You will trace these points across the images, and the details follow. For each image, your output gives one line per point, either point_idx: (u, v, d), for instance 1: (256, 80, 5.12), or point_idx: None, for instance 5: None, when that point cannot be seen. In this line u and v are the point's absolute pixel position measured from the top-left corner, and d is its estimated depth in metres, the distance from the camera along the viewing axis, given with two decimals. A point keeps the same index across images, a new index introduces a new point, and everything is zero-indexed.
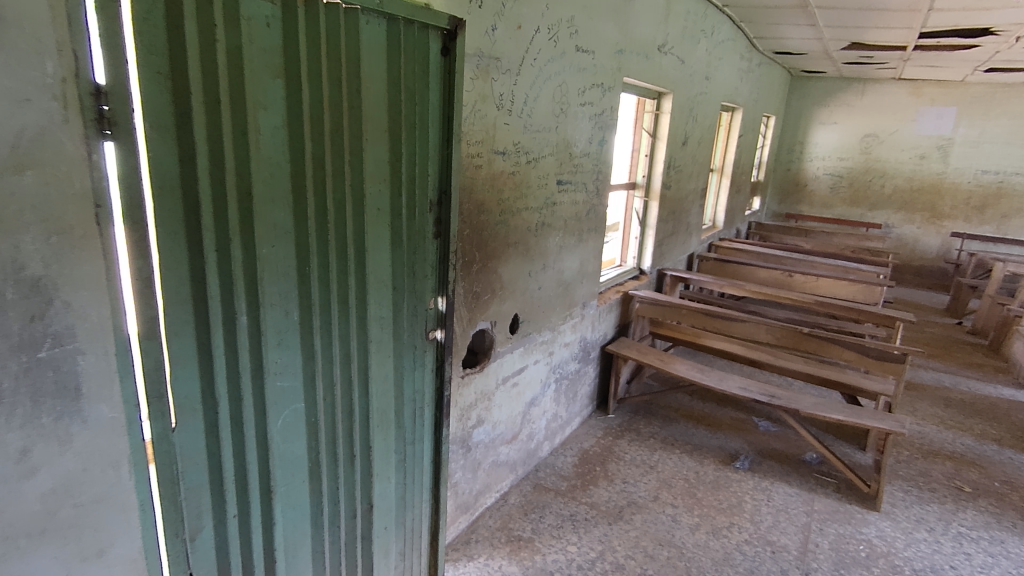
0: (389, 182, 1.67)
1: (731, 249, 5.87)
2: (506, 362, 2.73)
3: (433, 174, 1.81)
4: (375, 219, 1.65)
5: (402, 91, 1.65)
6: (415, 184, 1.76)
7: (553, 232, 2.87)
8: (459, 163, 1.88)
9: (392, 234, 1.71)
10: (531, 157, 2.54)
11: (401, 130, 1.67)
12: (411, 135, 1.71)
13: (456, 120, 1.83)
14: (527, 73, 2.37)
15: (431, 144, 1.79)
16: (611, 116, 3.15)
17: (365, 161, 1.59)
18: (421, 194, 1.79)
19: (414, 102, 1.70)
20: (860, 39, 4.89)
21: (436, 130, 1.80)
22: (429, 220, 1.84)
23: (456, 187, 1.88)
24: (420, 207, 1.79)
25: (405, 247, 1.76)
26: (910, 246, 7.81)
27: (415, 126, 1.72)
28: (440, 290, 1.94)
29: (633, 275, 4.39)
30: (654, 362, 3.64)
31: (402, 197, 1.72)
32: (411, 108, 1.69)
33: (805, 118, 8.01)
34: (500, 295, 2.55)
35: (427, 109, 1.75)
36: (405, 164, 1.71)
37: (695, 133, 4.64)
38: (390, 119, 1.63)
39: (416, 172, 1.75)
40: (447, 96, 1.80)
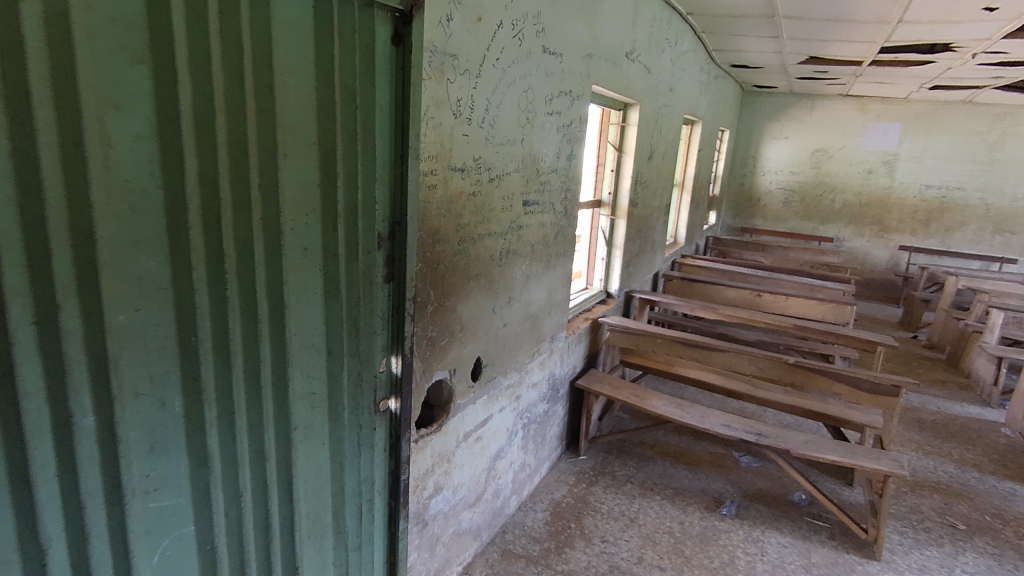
0: (319, 214, 1.22)
1: (694, 266, 5.67)
2: (468, 416, 2.31)
3: (384, 201, 1.37)
4: (300, 265, 1.20)
5: (337, 89, 1.21)
6: (360, 214, 1.31)
7: (519, 259, 2.48)
8: (418, 185, 1.44)
9: (325, 283, 1.26)
10: (495, 175, 2.15)
11: (335, 142, 1.22)
12: (352, 147, 1.26)
13: (414, 130, 1.40)
14: (488, 75, 1.98)
15: (381, 160, 1.34)
16: (579, 128, 2.81)
17: (283, 185, 1.14)
18: (368, 227, 1.34)
19: (356, 103, 1.25)
20: (820, 52, 4.80)
21: (387, 142, 1.35)
22: (378, 262, 1.39)
23: (414, 216, 1.44)
24: (367, 245, 1.35)
25: (344, 299, 1.32)
26: (861, 259, 7.94)
27: (359, 137, 1.27)
28: (393, 349, 1.50)
29: (600, 299, 4.08)
30: (628, 397, 3.30)
31: (340, 233, 1.27)
32: (351, 112, 1.25)
33: (757, 132, 8.04)
34: (460, 338, 2.14)
35: (376, 114, 1.30)
36: (344, 188, 1.26)
37: (660, 147, 4.40)
38: (320, 127, 1.19)
39: (360, 198, 1.30)
40: (401, 98, 1.36)
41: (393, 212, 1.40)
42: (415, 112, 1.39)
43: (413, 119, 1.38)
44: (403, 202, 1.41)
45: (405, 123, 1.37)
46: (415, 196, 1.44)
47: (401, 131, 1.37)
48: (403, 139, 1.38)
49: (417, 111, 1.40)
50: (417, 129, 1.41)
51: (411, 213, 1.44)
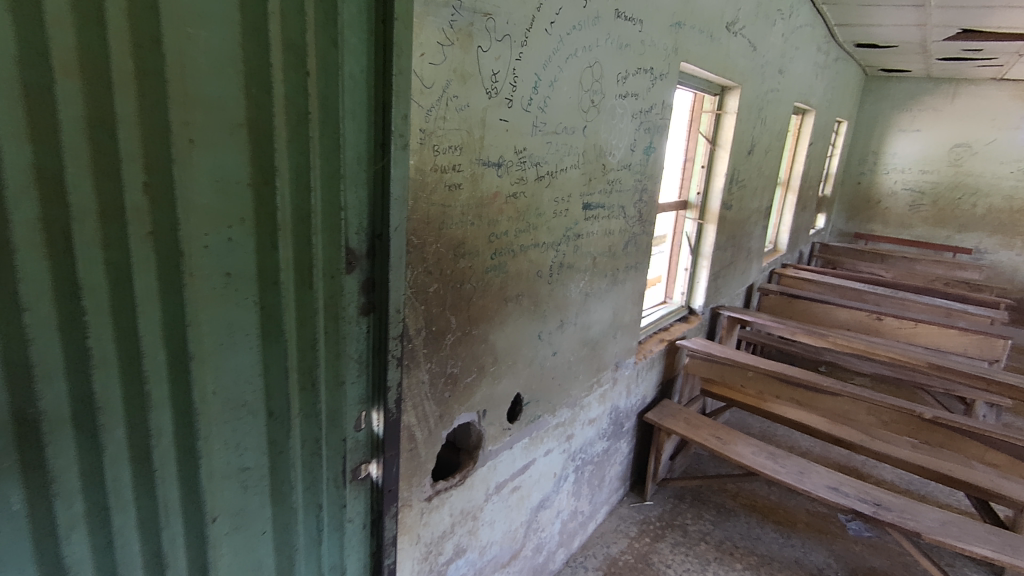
0: (250, 224, 0.87)
1: (797, 279, 4.91)
2: (503, 463, 1.91)
3: (356, 208, 1.03)
4: (220, 296, 0.86)
5: (278, 47, 0.86)
6: (316, 223, 0.96)
7: (576, 274, 2.04)
8: (406, 185, 1.09)
9: (261, 321, 0.92)
10: (545, 171, 1.71)
11: (275, 122, 0.88)
12: (302, 131, 0.92)
13: (399, 109, 1.05)
14: (538, 43, 1.54)
15: (351, 150, 1.00)
16: (662, 115, 2.30)
17: (189, 184, 0.79)
18: (330, 242, 1.00)
19: (307, 67, 0.90)
20: (978, 23, 3.89)
21: (361, 123, 1.00)
22: (348, 288, 1.04)
23: (401, 227, 1.09)
24: (329, 266, 1.00)
25: (295, 339, 0.98)
26: (1008, 275, 6.72)
27: (313, 117, 0.93)
28: (372, 402, 1.15)
29: (681, 316, 3.52)
30: (708, 440, 2.77)
31: (286, 251, 0.93)
32: (301, 82, 0.90)
33: (881, 124, 6.98)
34: (492, 373, 1.74)
35: (342, 86, 0.96)
36: (291, 188, 0.92)
37: (763, 139, 3.74)
38: (250, 101, 0.84)
39: (316, 202, 0.96)
40: (382, 65, 1.01)
41: (368, 219, 1.05)
42: (402, 86, 1.05)
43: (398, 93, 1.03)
44: (383, 207, 1.06)
45: (387, 98, 1.02)
46: (402, 200, 1.09)
47: (381, 110, 1.03)
48: (384, 121, 1.03)
49: (404, 85, 1.05)
50: (405, 109, 1.06)
51: (398, 223, 1.09)
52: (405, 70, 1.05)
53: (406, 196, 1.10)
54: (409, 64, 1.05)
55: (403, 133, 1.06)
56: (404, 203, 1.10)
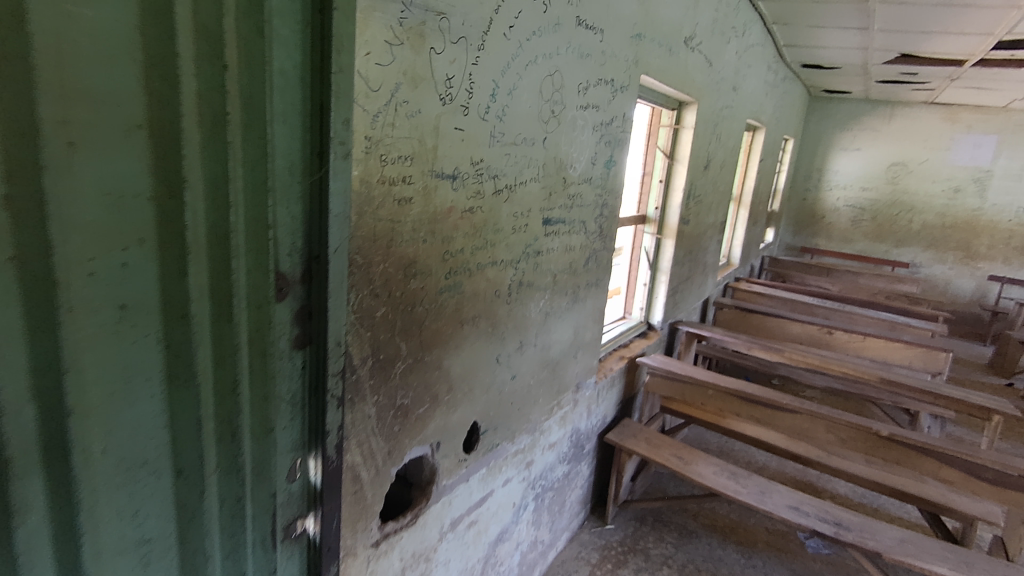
0: (152, 247, 0.71)
1: (750, 293, 4.99)
2: (458, 498, 1.78)
3: (288, 227, 0.89)
4: (112, 337, 0.69)
5: (188, 32, 0.70)
6: (237, 245, 0.81)
7: (536, 293, 1.93)
8: (348, 200, 0.96)
9: (166, 363, 0.76)
10: (503, 185, 1.60)
11: (184, 123, 0.72)
12: (219, 135, 0.76)
13: (339, 113, 0.91)
14: (496, 48, 1.44)
15: (281, 159, 0.85)
16: (622, 128, 2.24)
17: (66, 197, 0.62)
18: (255, 266, 0.85)
19: (226, 59, 0.75)
20: (916, 48, 4.06)
21: (293, 128, 0.87)
22: (279, 319, 0.90)
23: (342, 248, 0.96)
24: (254, 294, 0.86)
25: (211, 382, 0.82)
26: (941, 288, 7.06)
27: (235, 118, 0.78)
28: (308, 449, 1.02)
29: (640, 332, 3.47)
30: (669, 461, 2.70)
31: (199, 278, 0.77)
32: (218, 77, 0.75)
33: (824, 142, 7.25)
34: (447, 401, 1.61)
35: (271, 84, 0.82)
36: (206, 203, 0.76)
37: (718, 155, 3.77)
38: (151, 97, 0.68)
39: (238, 220, 0.81)
40: (319, 62, 0.88)
41: (303, 240, 0.92)
42: (343, 87, 0.91)
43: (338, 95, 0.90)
44: (320, 225, 0.92)
45: (325, 100, 0.89)
46: (343, 217, 0.96)
47: (318, 114, 0.89)
48: (323, 127, 0.90)
49: (344, 85, 0.92)
50: (347, 113, 0.93)
51: (339, 244, 0.96)
52: (347, 69, 0.92)
53: (348, 212, 0.96)
54: (352, 63, 0.92)
55: (344, 141, 0.93)
56: (346, 221, 0.96)
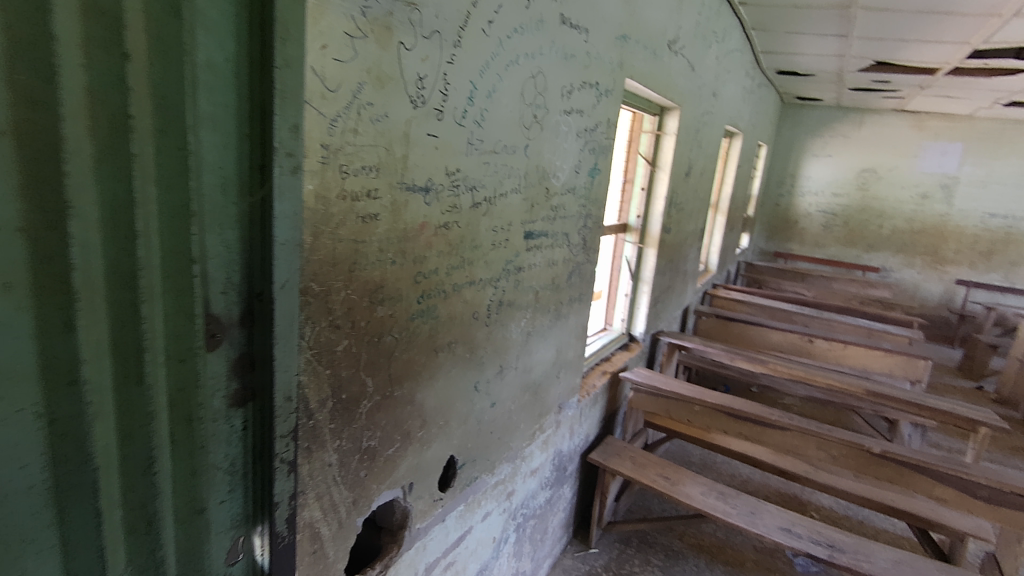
0: (24, 296, 0.53)
1: (730, 301, 4.93)
2: (434, 540, 1.61)
3: (219, 260, 0.72)
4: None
5: (72, 8, 0.53)
6: (149, 287, 0.64)
7: (516, 312, 1.78)
8: (299, 223, 0.79)
9: (50, 445, 0.58)
10: (482, 198, 1.45)
11: (65, 129, 0.54)
12: (120, 145, 0.59)
13: (285, 117, 0.74)
14: (474, 45, 1.28)
15: (210, 176, 0.68)
16: (607, 134, 2.11)
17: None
18: (175, 311, 0.68)
19: (128, 46, 0.58)
20: (892, 56, 4.05)
21: (225, 136, 0.69)
22: (210, 374, 0.74)
23: (290, 282, 0.80)
24: (175, 345, 0.69)
25: (117, 460, 0.65)
26: (910, 292, 7.16)
27: (142, 122, 0.60)
28: (251, 521, 0.86)
29: (622, 344, 3.35)
30: (656, 482, 2.58)
31: (93, 331, 0.60)
32: (118, 68, 0.57)
33: (796, 148, 7.30)
34: (420, 439, 1.44)
35: (193, 81, 0.65)
36: (103, 234, 0.59)
37: (699, 162, 3.68)
38: (15, 95, 0.50)
39: (149, 255, 0.64)
40: (259, 54, 0.71)
41: (240, 275, 0.75)
42: (291, 85, 0.74)
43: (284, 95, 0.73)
44: (264, 256, 0.76)
45: (267, 102, 0.72)
46: (294, 245, 0.79)
47: (260, 118, 0.72)
48: (263, 134, 0.73)
49: (293, 83, 0.75)
50: (294, 117, 0.76)
51: (287, 277, 0.79)
52: (296, 62, 0.74)
53: (300, 239, 0.80)
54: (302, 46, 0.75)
55: (293, 151, 0.76)
56: (297, 250, 0.80)
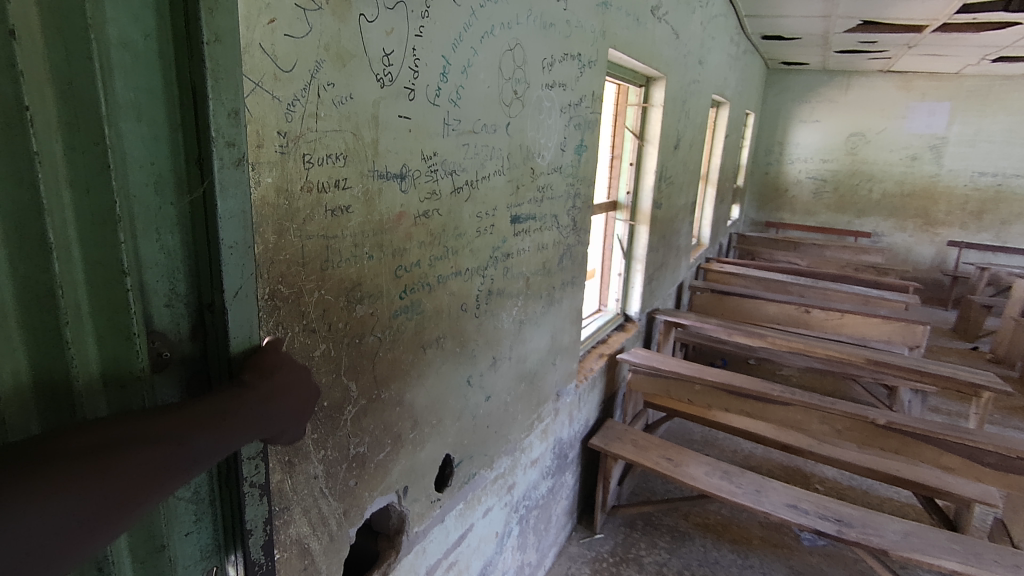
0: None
1: (723, 274, 4.87)
2: (433, 542, 1.55)
3: (157, 271, 0.66)
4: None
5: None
6: (70, 307, 0.58)
7: (507, 301, 1.70)
8: (249, 222, 0.73)
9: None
10: (463, 182, 1.36)
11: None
12: (20, 145, 0.52)
13: (222, 101, 0.66)
14: (444, 15, 1.18)
15: (137, 174, 0.62)
16: (592, 109, 2.01)
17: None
18: (108, 331, 0.62)
19: (14, 23, 0.50)
20: (880, 15, 3.94)
21: (150, 128, 0.62)
22: (157, 397, 0.68)
23: (244, 285, 0.73)
24: (113, 368, 0.63)
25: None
26: (902, 255, 7.13)
27: (42, 117, 0.53)
28: (225, 548, 0.79)
29: (618, 325, 3.28)
30: (659, 464, 2.53)
31: (6, 365, 0.54)
32: (7, 51, 0.50)
33: (783, 115, 7.21)
34: (412, 441, 1.37)
35: (103, 65, 0.57)
36: (10, 250, 0.53)
37: (687, 134, 3.59)
38: None
39: (69, 270, 0.58)
40: (184, 28, 0.63)
41: (184, 285, 0.69)
42: (226, 63, 0.66)
43: (216, 76, 0.65)
44: (212, 263, 0.69)
45: (197, 82, 0.64)
46: (245, 245, 0.72)
47: (191, 104, 0.65)
48: (197, 124, 0.65)
49: (228, 61, 0.66)
50: (234, 101, 0.68)
51: (239, 283, 0.72)
52: (229, 37, 0.66)
53: (251, 240, 0.73)
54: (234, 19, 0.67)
55: (234, 140, 0.69)
56: (251, 251, 0.73)
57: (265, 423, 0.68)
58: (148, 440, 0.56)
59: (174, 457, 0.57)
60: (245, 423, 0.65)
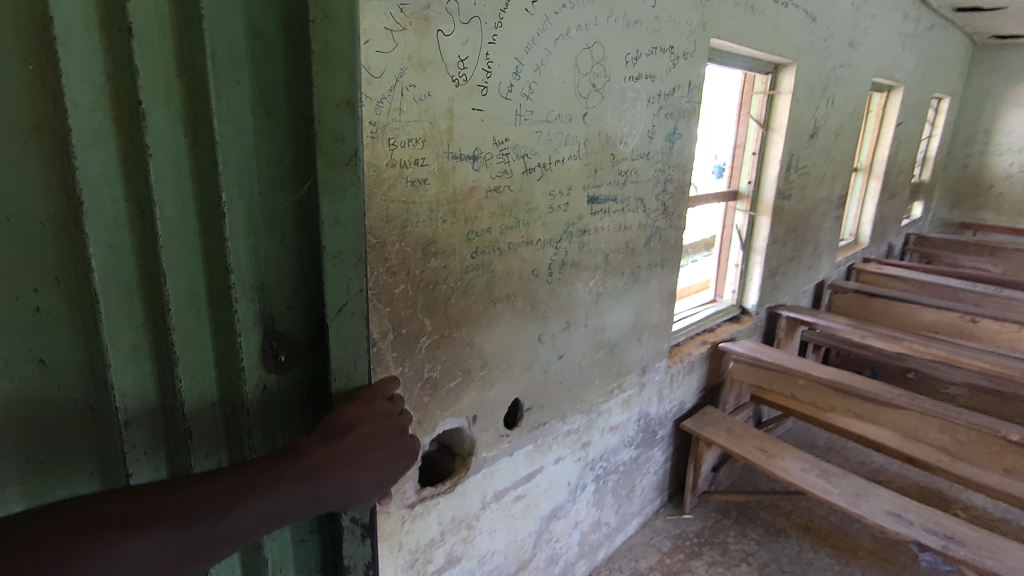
0: (66, 291, 0.59)
1: (879, 276, 4.42)
2: (501, 471, 1.82)
3: (267, 268, 0.72)
4: (22, 399, 0.58)
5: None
6: (175, 291, 0.65)
7: (583, 273, 1.90)
8: (362, 234, 0.75)
9: (83, 440, 0.63)
10: (536, 164, 1.59)
11: (71, 116, 0.56)
12: (136, 136, 0.60)
13: (330, 90, 0.69)
14: (517, 24, 1.42)
15: (259, 170, 0.68)
16: (688, 97, 2.10)
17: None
18: (219, 325, 0.69)
19: (132, 20, 0.57)
20: None
21: (264, 129, 0.68)
22: (274, 389, 0.75)
23: (341, 299, 0.75)
24: (222, 356, 0.71)
25: (163, 448, 0.68)
26: None
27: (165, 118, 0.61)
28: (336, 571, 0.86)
29: (732, 316, 3.23)
30: (751, 454, 2.52)
31: (122, 340, 0.63)
32: (125, 49, 0.58)
33: (992, 98, 6.16)
34: (482, 378, 1.65)
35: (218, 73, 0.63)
36: (133, 235, 0.62)
37: (830, 121, 3.37)
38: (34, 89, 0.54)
39: (174, 256, 0.64)
40: (298, 40, 0.66)
41: (308, 290, 0.75)
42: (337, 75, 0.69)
43: (322, 98, 0.68)
44: (318, 273, 0.73)
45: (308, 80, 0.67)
46: (354, 256, 0.75)
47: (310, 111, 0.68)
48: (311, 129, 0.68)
49: (335, 80, 0.69)
50: (350, 91, 0.70)
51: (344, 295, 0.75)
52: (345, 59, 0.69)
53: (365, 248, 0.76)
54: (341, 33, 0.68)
55: (336, 153, 0.70)
56: (357, 266, 0.76)
57: (307, 502, 0.63)
58: (142, 525, 0.53)
59: (163, 547, 0.53)
60: (271, 507, 0.60)
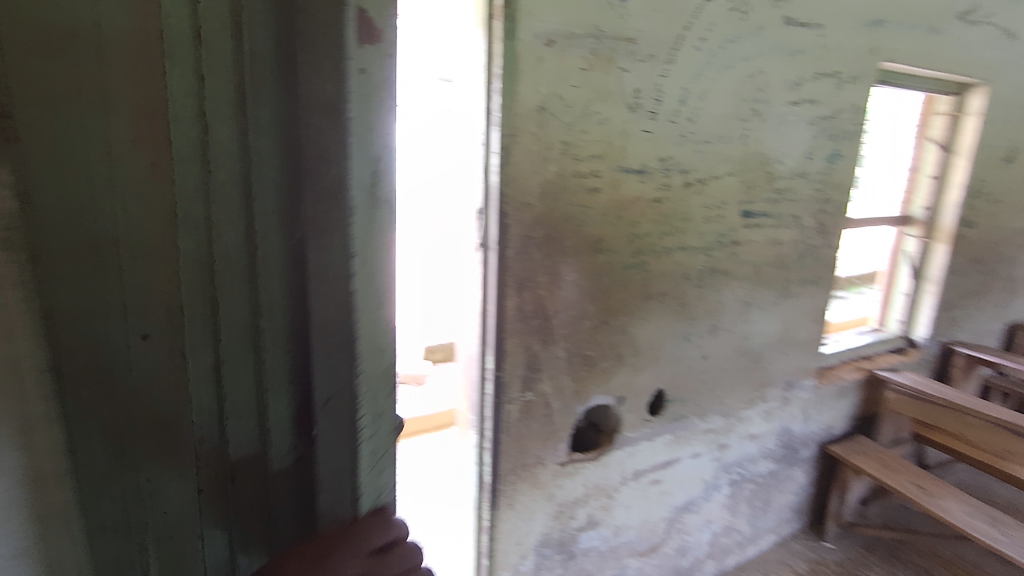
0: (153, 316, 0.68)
1: None
2: (642, 453, 2.02)
3: (297, 330, 0.77)
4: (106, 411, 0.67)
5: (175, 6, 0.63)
6: (227, 323, 0.72)
7: (732, 282, 2.05)
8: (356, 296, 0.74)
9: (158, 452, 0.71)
10: (694, 179, 1.81)
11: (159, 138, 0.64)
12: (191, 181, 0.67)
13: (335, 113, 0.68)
14: (686, 59, 1.67)
15: (281, 216, 0.73)
16: (853, 120, 2.16)
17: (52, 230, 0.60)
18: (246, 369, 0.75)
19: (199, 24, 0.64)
20: None
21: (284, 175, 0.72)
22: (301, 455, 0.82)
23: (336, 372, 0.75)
24: (248, 399, 0.76)
25: (206, 478, 0.75)
26: None
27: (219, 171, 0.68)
28: None
29: (896, 347, 3.06)
30: (905, 487, 2.41)
31: (202, 360, 0.72)
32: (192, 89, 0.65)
33: None
34: (631, 365, 1.89)
35: (258, 126, 0.69)
36: (190, 274, 0.69)
37: None
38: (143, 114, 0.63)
39: (225, 281, 0.71)
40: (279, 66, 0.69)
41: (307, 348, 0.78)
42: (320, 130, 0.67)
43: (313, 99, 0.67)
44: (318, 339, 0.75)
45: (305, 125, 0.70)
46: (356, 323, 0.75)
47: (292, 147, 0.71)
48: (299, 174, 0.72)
49: (326, 79, 0.66)
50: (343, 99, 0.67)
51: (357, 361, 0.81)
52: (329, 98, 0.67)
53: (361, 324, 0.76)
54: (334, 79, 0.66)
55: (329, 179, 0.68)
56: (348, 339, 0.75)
57: None
58: None
59: None
60: None
